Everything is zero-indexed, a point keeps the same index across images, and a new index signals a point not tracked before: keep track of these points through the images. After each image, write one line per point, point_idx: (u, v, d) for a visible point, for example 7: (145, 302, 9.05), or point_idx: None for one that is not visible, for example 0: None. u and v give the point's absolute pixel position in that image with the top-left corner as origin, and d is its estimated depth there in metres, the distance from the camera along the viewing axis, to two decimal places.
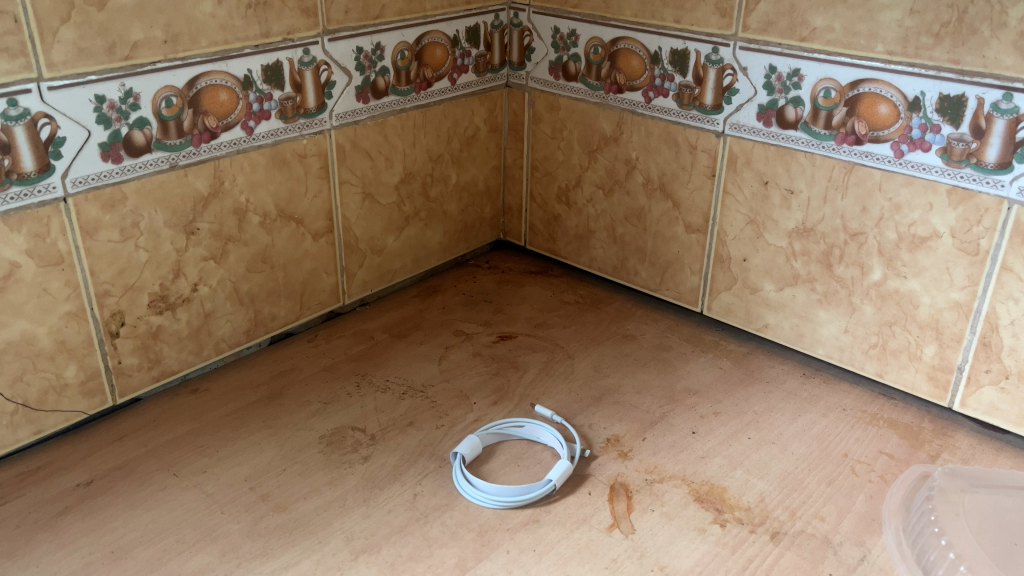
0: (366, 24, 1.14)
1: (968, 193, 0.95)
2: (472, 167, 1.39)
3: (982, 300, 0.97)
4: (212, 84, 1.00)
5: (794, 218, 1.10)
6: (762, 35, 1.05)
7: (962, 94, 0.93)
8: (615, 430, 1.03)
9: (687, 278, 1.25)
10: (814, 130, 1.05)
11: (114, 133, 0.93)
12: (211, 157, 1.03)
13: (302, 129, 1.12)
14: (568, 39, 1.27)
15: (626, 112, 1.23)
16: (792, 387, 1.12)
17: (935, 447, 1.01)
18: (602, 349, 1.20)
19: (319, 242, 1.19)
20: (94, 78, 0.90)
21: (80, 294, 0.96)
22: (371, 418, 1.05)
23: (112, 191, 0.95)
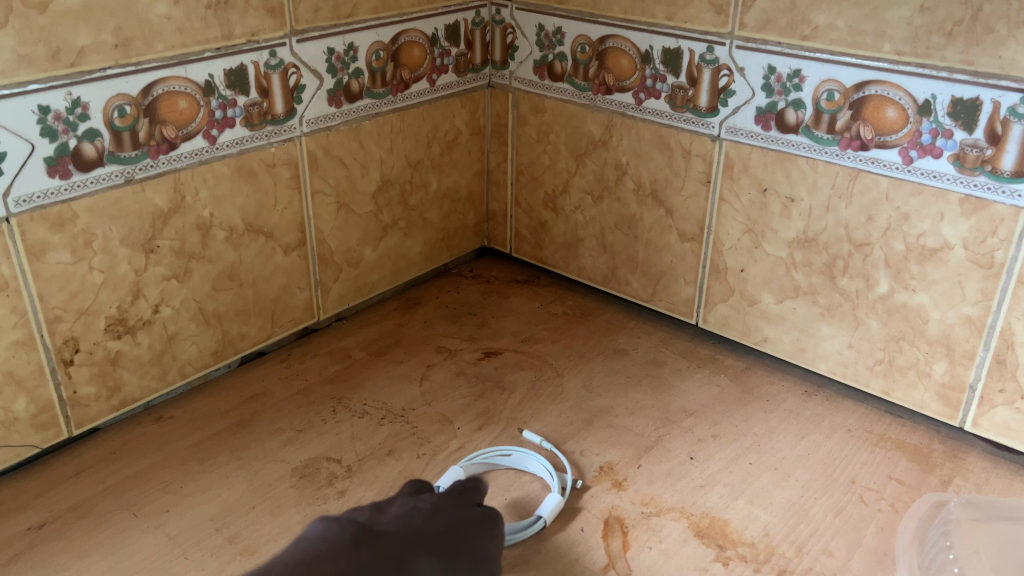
0: (338, 24, 1.06)
1: (982, 202, 0.89)
2: (453, 172, 1.32)
3: (996, 316, 0.92)
4: (169, 91, 0.92)
5: (794, 228, 1.04)
6: (760, 34, 0.99)
7: (977, 96, 0.86)
8: (608, 457, 0.97)
9: (681, 289, 1.19)
10: (816, 135, 0.98)
11: (61, 147, 0.86)
12: (171, 170, 0.95)
13: (270, 138, 1.04)
14: (553, 37, 1.20)
15: (616, 115, 1.17)
16: (794, 406, 1.06)
17: (947, 471, 0.95)
18: (593, 365, 1.14)
19: (291, 256, 1.12)
20: (36, 87, 0.82)
21: (28, 321, 0.88)
22: (348, 447, 0.98)
23: (61, 210, 0.88)
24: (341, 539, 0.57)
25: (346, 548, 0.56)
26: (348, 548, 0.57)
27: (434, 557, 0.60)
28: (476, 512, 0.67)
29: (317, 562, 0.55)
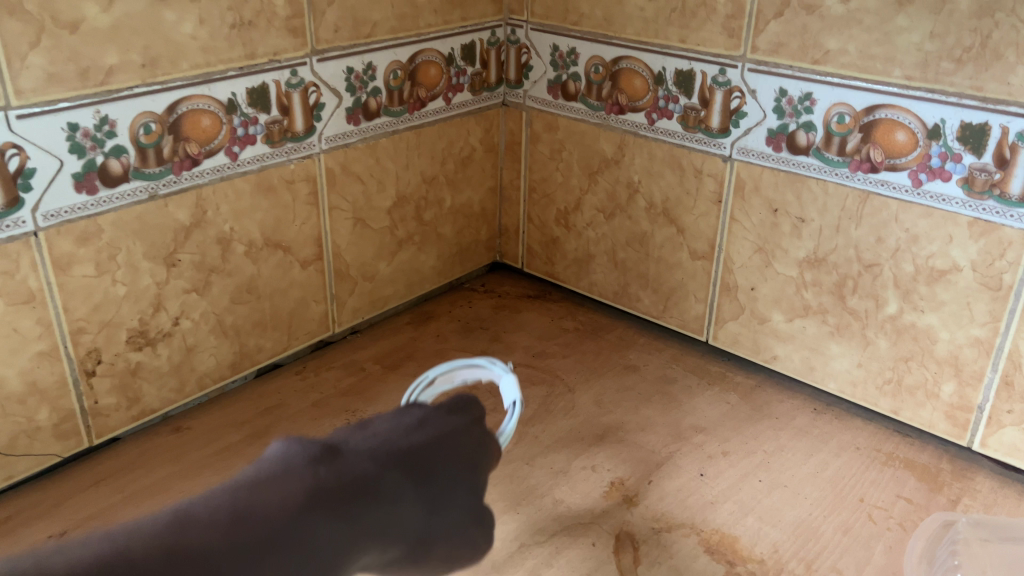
0: (357, 43, 1.08)
1: (990, 225, 0.90)
2: (467, 189, 1.34)
3: (1004, 337, 0.93)
4: (194, 108, 0.95)
5: (804, 247, 1.05)
6: (771, 57, 1.00)
7: (986, 122, 0.88)
8: (619, 472, 0.98)
9: (692, 306, 1.20)
10: (827, 157, 1.00)
11: (89, 163, 0.88)
12: (193, 186, 0.98)
13: (290, 154, 1.06)
14: (567, 58, 1.22)
15: (628, 134, 1.18)
16: (803, 423, 1.07)
17: (955, 491, 0.96)
18: (604, 381, 1.15)
19: (308, 270, 1.14)
20: (66, 105, 0.84)
21: (52, 332, 0.91)
22: None
23: (87, 224, 0.90)
24: (298, 458, 0.47)
25: (301, 467, 0.46)
26: (303, 466, 0.46)
27: (407, 479, 0.51)
28: (468, 428, 0.57)
29: (267, 484, 0.45)
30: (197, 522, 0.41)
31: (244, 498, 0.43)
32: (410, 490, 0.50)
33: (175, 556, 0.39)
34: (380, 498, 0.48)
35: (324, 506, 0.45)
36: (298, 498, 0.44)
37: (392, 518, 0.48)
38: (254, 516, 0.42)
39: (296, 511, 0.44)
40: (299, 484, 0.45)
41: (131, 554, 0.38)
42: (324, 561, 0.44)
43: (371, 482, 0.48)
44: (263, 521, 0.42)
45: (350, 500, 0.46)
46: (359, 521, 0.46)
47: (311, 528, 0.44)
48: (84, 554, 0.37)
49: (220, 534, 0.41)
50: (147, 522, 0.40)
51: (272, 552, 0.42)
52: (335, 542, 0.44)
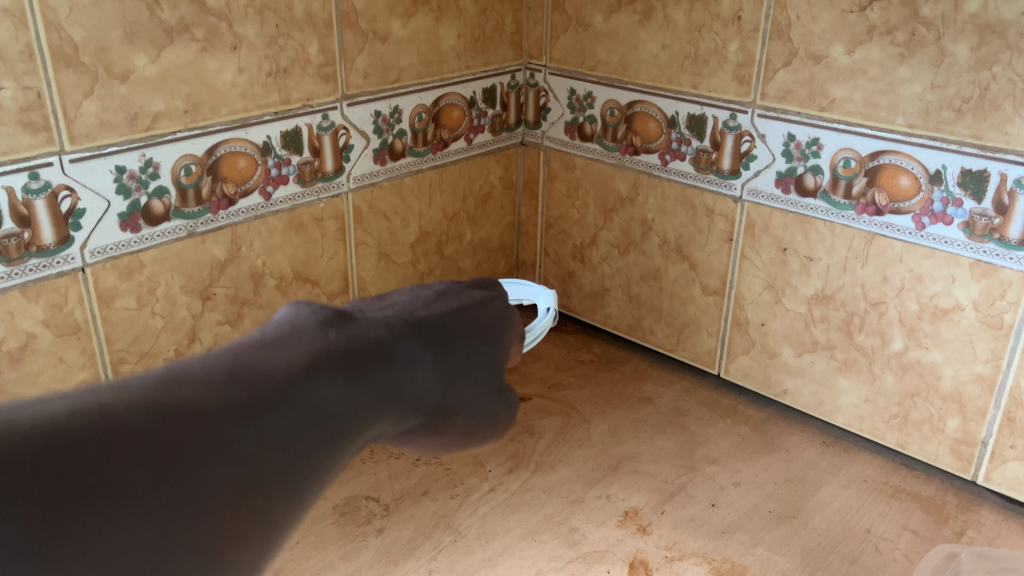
0: (384, 88, 1.14)
1: (990, 267, 0.94)
2: (486, 224, 1.38)
3: (1006, 375, 0.96)
4: (231, 151, 1.00)
5: (813, 285, 1.09)
6: (780, 104, 1.05)
7: (985, 169, 0.92)
8: (633, 502, 1.02)
9: (704, 340, 1.24)
10: (834, 199, 1.04)
11: (133, 203, 0.94)
12: (229, 224, 1.03)
13: (320, 193, 1.12)
14: (584, 101, 1.27)
15: (643, 174, 1.23)
16: (812, 456, 1.11)
17: (960, 523, 0.99)
18: (618, 413, 1.19)
19: (334, 303, 1.19)
20: (115, 149, 0.90)
21: (95, 362, 0.96)
22: (386, 486, 1.04)
23: (130, 259, 0.95)
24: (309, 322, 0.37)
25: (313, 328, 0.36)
26: (313, 330, 0.36)
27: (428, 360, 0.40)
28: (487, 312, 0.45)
29: (267, 347, 0.34)
30: (189, 377, 0.29)
31: (226, 361, 0.31)
32: (423, 357, 0.40)
33: (165, 411, 0.27)
34: (390, 364, 0.38)
35: (331, 368, 0.34)
36: (305, 360, 0.34)
37: (406, 383, 0.38)
38: (253, 372, 0.31)
39: (305, 370, 0.33)
40: (288, 356, 0.33)
41: (116, 406, 0.26)
42: (341, 425, 0.33)
43: (386, 349, 0.38)
44: (254, 381, 0.31)
45: (363, 364, 0.36)
46: (373, 387, 0.36)
47: (318, 390, 0.33)
48: (51, 400, 0.25)
49: (214, 393, 0.29)
50: (105, 387, 0.27)
51: (272, 410, 0.30)
52: (352, 401, 0.34)
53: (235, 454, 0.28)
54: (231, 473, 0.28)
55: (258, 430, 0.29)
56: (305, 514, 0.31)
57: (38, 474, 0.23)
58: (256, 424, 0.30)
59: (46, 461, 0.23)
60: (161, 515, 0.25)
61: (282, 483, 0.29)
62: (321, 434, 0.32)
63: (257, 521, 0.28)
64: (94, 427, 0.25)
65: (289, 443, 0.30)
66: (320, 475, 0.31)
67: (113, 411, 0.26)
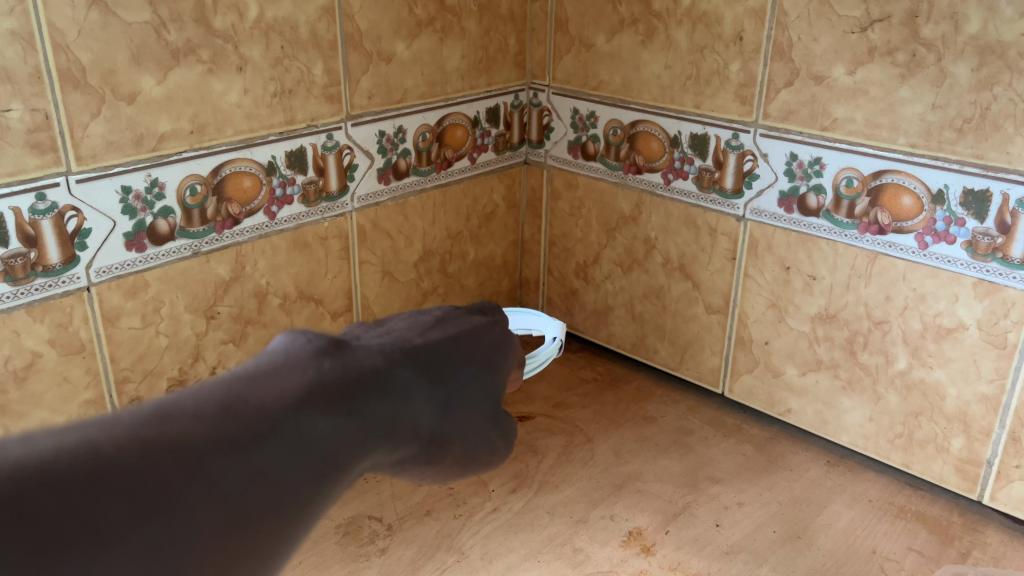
0: (388, 108, 1.15)
1: (994, 286, 0.94)
2: (490, 243, 1.39)
3: (1010, 394, 0.96)
4: (236, 171, 1.01)
5: (816, 304, 1.09)
6: (782, 124, 1.05)
7: (987, 188, 0.92)
8: (637, 521, 1.01)
9: (707, 359, 1.24)
10: (836, 219, 1.05)
11: (139, 223, 0.94)
12: (233, 243, 1.03)
13: (324, 213, 1.12)
14: (587, 120, 1.27)
15: (645, 193, 1.24)
16: (817, 475, 1.10)
17: (965, 544, 0.99)
18: (622, 432, 1.19)
19: (338, 321, 1.19)
20: (120, 170, 0.90)
21: (99, 381, 0.96)
22: (389, 506, 1.03)
23: (135, 279, 0.96)
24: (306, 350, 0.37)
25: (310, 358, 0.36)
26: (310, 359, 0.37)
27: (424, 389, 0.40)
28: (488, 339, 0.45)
29: (264, 376, 0.34)
30: (179, 412, 0.29)
31: (217, 394, 0.32)
32: (420, 385, 0.40)
33: (153, 449, 0.27)
34: (386, 394, 0.38)
35: (325, 401, 0.35)
36: (299, 392, 0.34)
37: (403, 410, 0.39)
38: (246, 405, 0.31)
39: (299, 403, 0.33)
40: (282, 388, 0.34)
41: (101, 446, 0.26)
42: (334, 458, 0.33)
43: (381, 378, 0.39)
44: (246, 415, 0.31)
45: (358, 394, 0.37)
46: (370, 417, 0.36)
47: (310, 423, 0.33)
48: (35, 440, 0.25)
49: (203, 428, 0.29)
50: (90, 425, 0.27)
51: (263, 445, 0.31)
52: (346, 433, 0.34)
53: (222, 492, 0.28)
54: (218, 510, 0.28)
55: (247, 466, 0.30)
56: (292, 550, 0.31)
57: (19, 517, 0.23)
58: (246, 460, 0.30)
59: (24, 505, 0.23)
60: (145, 554, 0.25)
61: (270, 521, 0.30)
62: (311, 468, 0.32)
63: (242, 558, 0.28)
64: (77, 469, 0.25)
65: (278, 480, 0.30)
66: (309, 510, 0.31)
67: (98, 453, 0.26)
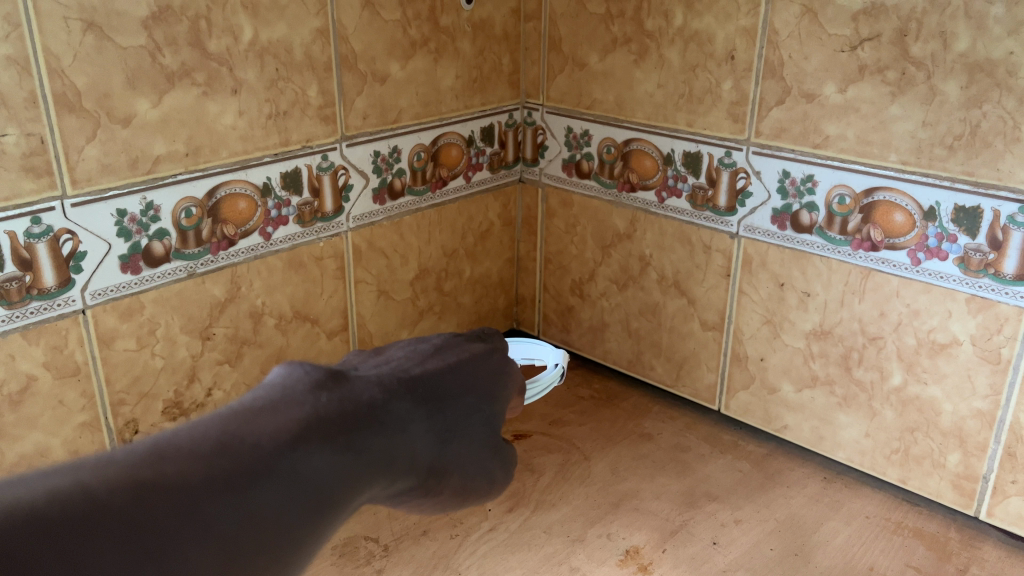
0: (383, 128, 1.15)
1: (987, 301, 0.95)
2: (485, 261, 1.39)
3: (1005, 410, 0.96)
4: (231, 193, 1.01)
5: (811, 320, 1.10)
6: (774, 141, 1.06)
7: (978, 205, 0.92)
8: (634, 540, 1.01)
9: (704, 375, 1.24)
10: (829, 236, 1.05)
11: (134, 245, 0.94)
12: (229, 264, 1.04)
13: (319, 233, 1.13)
14: (581, 139, 1.28)
15: (640, 211, 1.24)
16: (814, 492, 1.10)
17: (963, 560, 0.99)
18: (619, 450, 1.19)
19: (334, 341, 1.20)
20: (116, 193, 0.91)
21: (95, 403, 0.96)
22: (385, 526, 1.03)
23: (131, 301, 0.96)
24: (300, 384, 0.38)
25: (305, 392, 0.38)
26: (306, 393, 0.38)
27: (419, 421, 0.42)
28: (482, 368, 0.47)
29: (260, 412, 0.36)
30: (175, 453, 0.31)
31: (210, 434, 0.33)
32: (414, 417, 0.41)
33: (148, 492, 0.29)
34: (383, 427, 0.39)
35: (320, 436, 0.36)
36: (295, 428, 0.35)
37: (397, 442, 0.40)
38: (239, 443, 0.33)
39: (294, 440, 0.35)
40: (277, 425, 0.35)
41: (97, 490, 0.28)
42: (329, 493, 0.34)
43: (376, 411, 0.40)
44: (238, 455, 0.32)
45: (352, 428, 0.38)
46: (366, 452, 0.37)
47: (305, 461, 0.34)
48: (32, 485, 0.27)
49: (198, 469, 0.31)
50: (88, 468, 0.28)
51: (256, 484, 0.32)
52: (342, 468, 0.36)
53: (212, 534, 0.30)
54: (209, 551, 0.29)
55: (236, 507, 0.31)
56: None
57: (20, 568, 0.24)
58: (235, 500, 0.31)
59: (18, 551, 0.24)
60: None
61: (261, 557, 0.31)
62: (304, 505, 0.33)
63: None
64: (75, 515, 0.26)
65: (270, 518, 0.32)
66: (300, 549, 0.33)
67: (95, 496, 0.27)
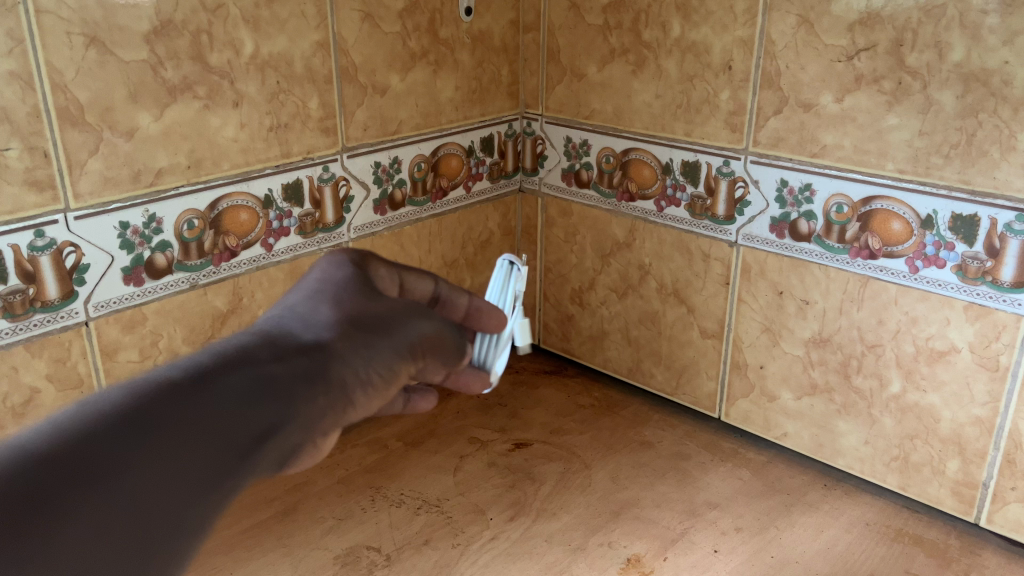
0: (383, 140, 1.16)
1: (985, 309, 0.95)
2: (486, 270, 1.40)
3: (1004, 417, 0.97)
4: (233, 205, 1.02)
5: (810, 328, 1.10)
6: (772, 151, 1.07)
7: (975, 213, 0.93)
8: (635, 548, 1.02)
9: (703, 383, 1.25)
10: (828, 244, 1.05)
11: (137, 257, 0.95)
12: (231, 275, 1.04)
13: (321, 244, 1.13)
14: (580, 148, 1.29)
15: (639, 220, 1.25)
16: (814, 499, 1.11)
17: (963, 567, 0.99)
18: (619, 458, 1.19)
19: None
20: (118, 206, 0.91)
21: None
22: (387, 536, 1.03)
23: (133, 312, 0.96)
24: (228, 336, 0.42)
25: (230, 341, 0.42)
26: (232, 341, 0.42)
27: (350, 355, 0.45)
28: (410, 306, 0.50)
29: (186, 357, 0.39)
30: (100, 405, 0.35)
31: (147, 385, 0.36)
32: (345, 351, 0.45)
33: (80, 445, 0.33)
34: (308, 364, 0.43)
35: (241, 373, 0.39)
36: (212, 368, 0.39)
37: (322, 378, 0.44)
38: (160, 387, 0.36)
39: (211, 379, 0.38)
40: (197, 365, 0.39)
41: (32, 455, 0.32)
42: (252, 427, 0.39)
43: (305, 348, 0.44)
44: (165, 397, 0.36)
45: (274, 366, 0.41)
46: (289, 385, 0.41)
47: (228, 397, 0.38)
48: None
49: (121, 417, 0.34)
50: (68, 419, 0.33)
51: (178, 425, 0.36)
52: (264, 402, 0.40)
53: (187, 467, 0.36)
54: (138, 493, 0.34)
55: (176, 450, 0.35)
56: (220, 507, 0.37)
57: None
58: (160, 447, 0.35)
59: None
60: (86, 544, 0.32)
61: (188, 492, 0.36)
62: (226, 440, 0.37)
63: (171, 534, 0.35)
64: (64, 465, 0.32)
65: (196, 456, 0.36)
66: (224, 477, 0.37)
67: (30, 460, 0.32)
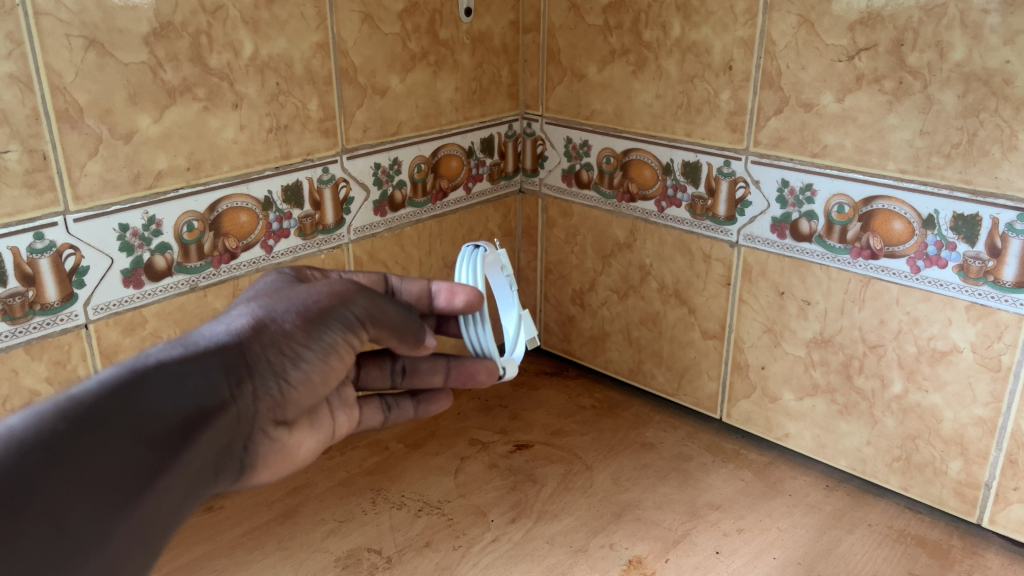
0: (383, 141, 1.16)
1: (987, 309, 0.95)
2: None
3: (1006, 417, 0.97)
4: (233, 207, 1.02)
5: (811, 328, 1.10)
6: (773, 151, 1.06)
7: (976, 213, 0.93)
8: (637, 550, 1.01)
9: (704, 384, 1.25)
10: (829, 244, 1.05)
11: (137, 260, 0.95)
12: (230, 277, 1.04)
13: (321, 245, 1.13)
14: (580, 149, 1.29)
15: (639, 220, 1.25)
16: (815, 500, 1.10)
17: (965, 568, 0.99)
18: (621, 459, 1.19)
19: None
20: (118, 208, 0.91)
21: None
22: (387, 538, 1.03)
23: (132, 315, 0.96)
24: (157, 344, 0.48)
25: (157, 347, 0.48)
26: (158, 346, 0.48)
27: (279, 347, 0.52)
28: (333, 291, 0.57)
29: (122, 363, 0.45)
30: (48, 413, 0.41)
31: (83, 396, 0.42)
32: (271, 344, 0.52)
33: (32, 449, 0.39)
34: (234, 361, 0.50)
35: (170, 371, 0.46)
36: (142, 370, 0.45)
37: (246, 369, 0.50)
38: (100, 392, 0.43)
39: (146, 379, 0.45)
40: (119, 375, 0.44)
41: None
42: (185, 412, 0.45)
43: (227, 344, 0.50)
44: (104, 398, 0.43)
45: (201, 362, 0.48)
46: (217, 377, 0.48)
47: (159, 394, 0.44)
48: None
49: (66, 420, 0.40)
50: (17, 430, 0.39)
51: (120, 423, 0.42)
52: (194, 392, 0.46)
53: (132, 455, 0.42)
54: (91, 482, 0.40)
55: (119, 446, 0.42)
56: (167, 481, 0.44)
57: None
58: (112, 438, 0.42)
59: None
60: (47, 531, 0.38)
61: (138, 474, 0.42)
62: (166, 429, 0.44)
63: (129, 511, 0.42)
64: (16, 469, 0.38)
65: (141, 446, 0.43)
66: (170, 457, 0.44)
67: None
